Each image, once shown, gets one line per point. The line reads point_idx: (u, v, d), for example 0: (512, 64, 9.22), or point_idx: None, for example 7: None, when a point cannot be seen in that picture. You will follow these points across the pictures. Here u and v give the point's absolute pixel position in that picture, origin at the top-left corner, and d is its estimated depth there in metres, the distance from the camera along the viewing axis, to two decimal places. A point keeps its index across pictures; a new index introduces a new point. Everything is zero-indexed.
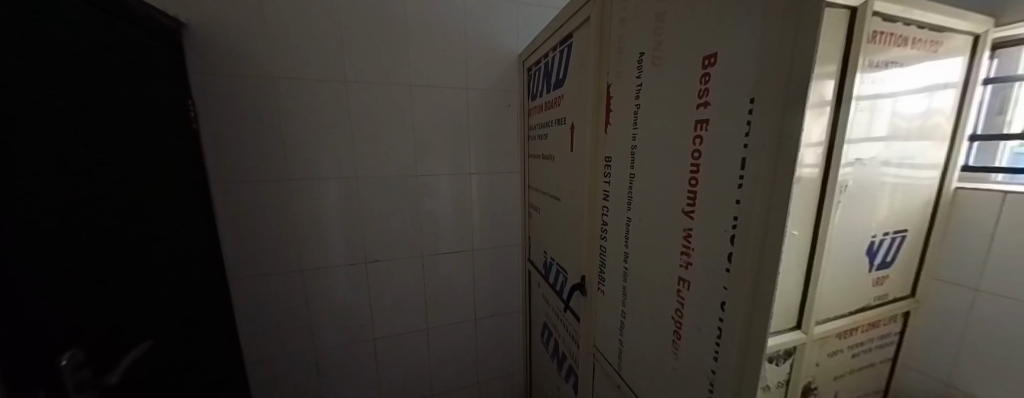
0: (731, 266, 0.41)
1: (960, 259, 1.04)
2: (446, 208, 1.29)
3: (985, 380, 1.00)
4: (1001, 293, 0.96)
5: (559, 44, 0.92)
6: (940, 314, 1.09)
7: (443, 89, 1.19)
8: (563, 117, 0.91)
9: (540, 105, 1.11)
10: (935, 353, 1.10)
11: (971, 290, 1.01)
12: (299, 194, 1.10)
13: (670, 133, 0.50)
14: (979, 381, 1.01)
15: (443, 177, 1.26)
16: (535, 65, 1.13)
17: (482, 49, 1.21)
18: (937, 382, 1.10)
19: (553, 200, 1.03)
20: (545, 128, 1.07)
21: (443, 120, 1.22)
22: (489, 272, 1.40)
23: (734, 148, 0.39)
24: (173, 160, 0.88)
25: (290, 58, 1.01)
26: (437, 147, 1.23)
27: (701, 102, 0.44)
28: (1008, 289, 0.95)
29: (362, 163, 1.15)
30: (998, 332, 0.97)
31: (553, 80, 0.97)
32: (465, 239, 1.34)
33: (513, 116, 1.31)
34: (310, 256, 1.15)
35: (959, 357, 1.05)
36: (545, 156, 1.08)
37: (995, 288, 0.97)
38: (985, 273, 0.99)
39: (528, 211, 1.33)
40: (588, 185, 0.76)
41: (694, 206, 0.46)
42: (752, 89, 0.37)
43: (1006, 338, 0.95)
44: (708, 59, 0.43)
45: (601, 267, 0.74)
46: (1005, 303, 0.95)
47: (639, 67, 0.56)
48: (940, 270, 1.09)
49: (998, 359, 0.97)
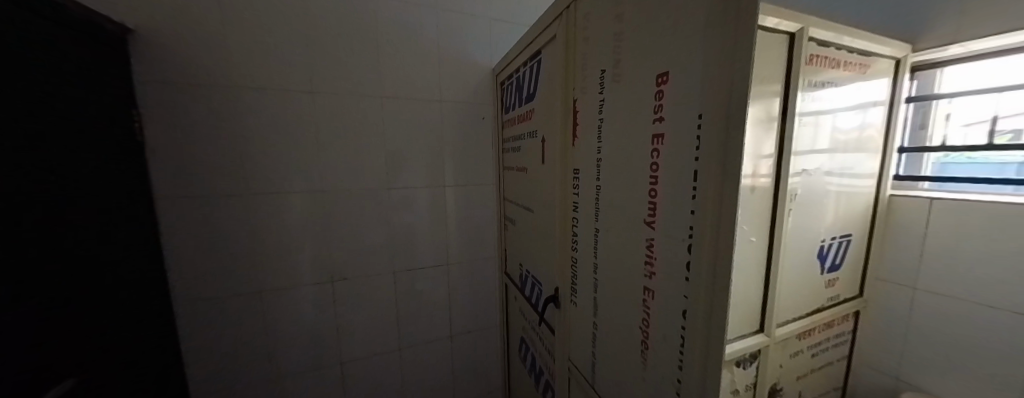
0: (689, 274, 0.42)
1: (898, 261, 1.14)
2: (420, 222, 1.26)
3: (927, 371, 1.08)
4: (933, 290, 1.06)
5: (529, 60, 0.95)
6: (885, 313, 1.18)
7: (416, 101, 1.18)
8: (534, 130, 0.92)
9: (512, 118, 1.12)
10: (884, 350, 1.18)
11: (910, 289, 1.11)
12: (259, 210, 1.03)
13: (630, 147, 0.52)
14: (922, 373, 1.09)
15: (417, 190, 1.24)
16: (507, 80, 1.15)
17: (455, 63, 1.22)
18: (887, 376, 1.18)
19: (527, 212, 1.03)
20: (517, 141, 1.08)
21: (416, 132, 1.20)
22: (464, 287, 1.37)
23: (687, 160, 0.41)
24: (111, 174, 0.80)
25: (251, 68, 0.97)
26: (410, 159, 1.21)
27: (657, 116, 0.46)
28: (939, 286, 1.04)
29: (329, 176, 1.11)
30: (935, 327, 1.06)
31: (524, 94, 0.99)
32: (440, 252, 1.31)
33: (487, 129, 1.31)
34: (270, 275, 1.08)
35: (904, 352, 1.13)
36: (518, 167, 1.09)
37: (929, 286, 1.07)
38: (920, 272, 1.08)
39: (503, 223, 1.32)
40: (559, 197, 0.77)
41: (654, 216, 0.48)
42: (699, 105, 0.39)
43: (942, 332, 1.04)
44: (661, 77, 0.45)
45: (573, 279, 0.74)
46: (938, 300, 1.05)
47: (601, 84, 0.58)
48: (883, 271, 1.17)
49: (937, 351, 1.06)
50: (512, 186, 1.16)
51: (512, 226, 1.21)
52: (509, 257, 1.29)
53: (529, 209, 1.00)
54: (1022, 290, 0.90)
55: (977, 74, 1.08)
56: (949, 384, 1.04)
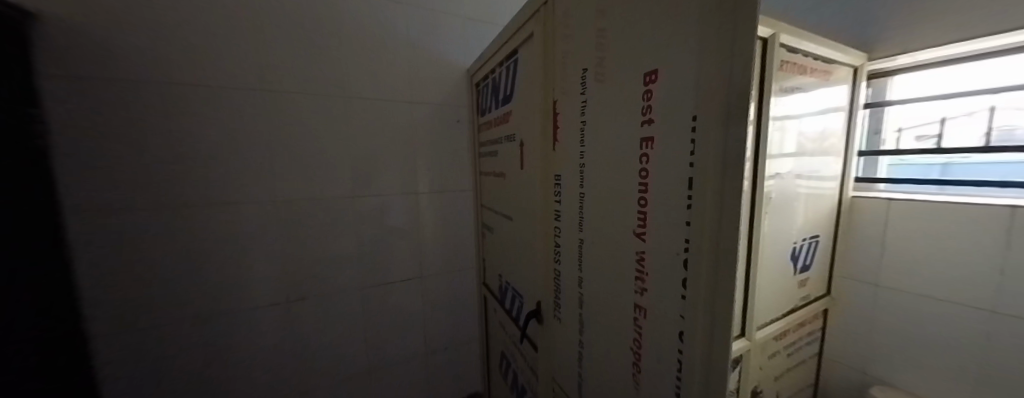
0: (686, 293, 0.38)
1: (861, 260, 1.19)
2: (392, 233, 1.16)
3: (889, 364, 1.14)
4: (894, 286, 1.11)
5: (505, 60, 0.90)
6: (850, 309, 1.23)
7: (385, 103, 1.09)
8: (512, 133, 0.87)
9: (489, 121, 1.07)
10: (849, 345, 1.24)
11: (873, 286, 1.16)
12: (198, 225, 0.89)
13: (616, 151, 0.48)
14: (885, 366, 1.15)
15: (387, 199, 1.14)
16: (483, 81, 1.09)
17: (427, 62, 1.14)
18: (854, 370, 1.23)
19: (506, 220, 0.97)
20: (495, 145, 1.02)
21: (386, 135, 1.11)
22: (441, 301, 1.29)
23: (681, 166, 0.37)
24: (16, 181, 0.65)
25: (187, 60, 0.84)
26: (379, 165, 1.11)
27: (646, 118, 0.42)
28: (899, 283, 1.10)
29: (285, 185, 0.99)
30: (896, 321, 1.12)
31: (501, 96, 0.94)
32: (414, 264, 1.22)
33: (463, 132, 1.25)
34: (215, 299, 0.94)
35: (868, 346, 1.19)
36: (496, 173, 1.03)
37: (890, 283, 1.12)
38: (880, 270, 1.14)
39: (481, 231, 1.26)
40: (540, 204, 0.72)
41: (645, 227, 0.43)
42: (693, 106, 0.35)
43: (902, 326, 1.10)
44: (649, 75, 0.41)
45: (556, 293, 0.69)
46: (898, 296, 1.11)
47: (583, 84, 0.54)
48: (847, 270, 1.23)
49: (898, 345, 1.12)
50: (490, 193, 1.10)
51: (490, 234, 1.15)
52: (487, 267, 1.23)
53: (508, 216, 0.95)
54: (973, 284, 0.96)
55: (923, 83, 1.17)
56: (909, 374, 1.10)
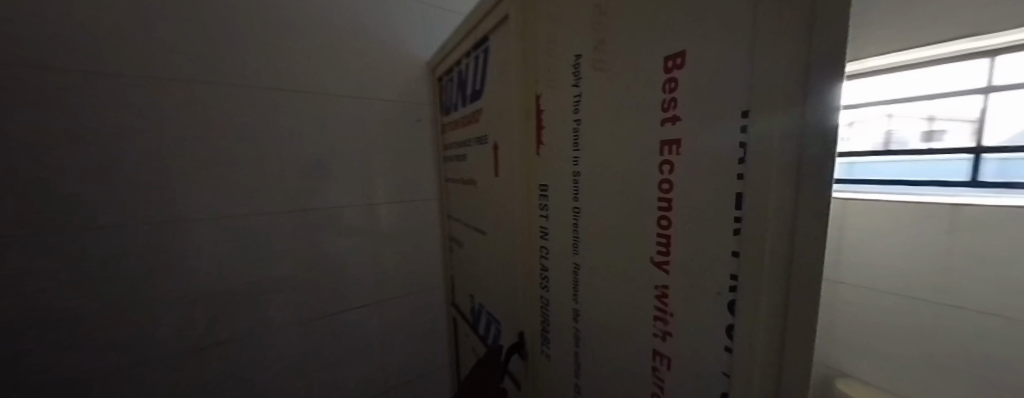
0: (732, 345, 0.29)
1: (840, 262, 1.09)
2: (340, 253, 0.97)
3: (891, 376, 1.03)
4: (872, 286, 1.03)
5: (472, 50, 0.77)
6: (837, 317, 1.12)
7: (327, 98, 0.91)
8: (483, 135, 0.75)
9: (455, 121, 0.93)
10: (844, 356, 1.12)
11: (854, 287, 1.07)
12: (68, 255, 0.68)
13: (624, 157, 0.38)
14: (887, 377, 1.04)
15: (332, 213, 0.95)
16: (446, 75, 0.96)
17: (379, 51, 0.97)
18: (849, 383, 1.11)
19: (479, 234, 0.85)
20: (463, 149, 0.89)
21: (329, 137, 0.92)
22: (404, 326, 1.12)
23: (723, 177, 0.28)
24: None
25: (36, 35, 0.62)
26: (321, 173, 0.92)
27: (667, 115, 0.33)
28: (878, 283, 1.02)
29: (192, 201, 0.77)
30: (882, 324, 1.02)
31: (468, 92, 0.81)
32: (370, 288, 1.04)
33: (425, 134, 1.09)
34: (96, 349, 0.72)
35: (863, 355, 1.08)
36: (465, 180, 0.90)
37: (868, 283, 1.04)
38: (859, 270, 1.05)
39: (449, 246, 1.11)
40: (522, 219, 0.61)
41: (668, 254, 0.34)
42: (743, 97, 0.26)
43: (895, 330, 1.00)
44: (671, 60, 0.32)
45: (544, 325, 0.59)
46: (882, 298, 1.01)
47: (576, 74, 0.44)
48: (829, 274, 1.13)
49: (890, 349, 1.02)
50: (459, 203, 0.97)
51: (459, 249, 1.01)
52: (457, 285, 1.09)
53: (481, 231, 0.82)
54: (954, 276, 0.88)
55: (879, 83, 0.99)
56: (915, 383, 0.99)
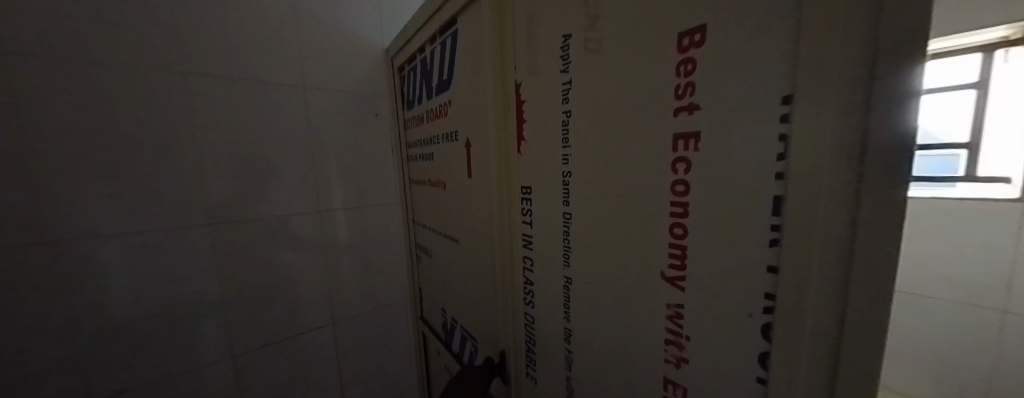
0: (766, 376, 0.24)
1: None
2: (286, 270, 0.83)
3: None
4: None
5: (438, 34, 0.68)
6: None
7: (263, 86, 0.76)
8: (452, 131, 0.67)
9: (419, 116, 0.83)
10: None
11: None
12: None
13: (627, 154, 0.33)
14: None
15: (275, 224, 0.80)
16: (407, 65, 0.85)
17: (326, 32, 0.83)
18: None
19: (450, 242, 0.76)
20: (429, 148, 0.79)
21: (267, 134, 0.77)
22: (365, 348, 0.99)
23: (754, 178, 0.24)
24: None
25: None
26: (259, 177, 0.77)
27: (681, 104, 0.28)
28: None
29: (68, 217, 0.59)
30: None
31: (433, 83, 0.72)
32: (322, 309, 0.90)
33: (384, 131, 0.97)
34: None
35: None
36: (432, 182, 0.81)
37: None
38: None
39: (416, 255, 1.00)
40: (500, 226, 0.54)
41: (682, 269, 0.29)
42: (782, 80, 0.22)
43: None
44: (685, 37, 0.27)
45: (528, 346, 0.53)
46: None
47: (564, 57, 0.38)
48: None
49: None
50: (425, 207, 0.87)
51: (428, 259, 0.92)
52: (425, 298, 0.99)
53: (453, 238, 0.74)
54: None
55: None
56: None
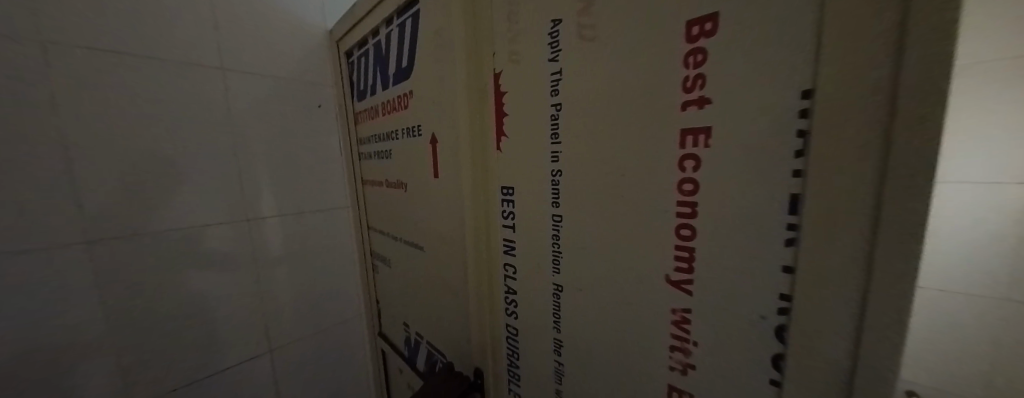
0: (780, 377, 0.24)
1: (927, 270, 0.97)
2: (206, 294, 0.68)
3: None
4: None
5: (394, 16, 0.60)
6: None
7: (166, 66, 0.60)
8: (413, 125, 0.60)
9: (372, 108, 0.74)
10: None
11: None
12: None
13: (626, 152, 0.31)
14: None
15: (189, 238, 0.65)
16: (357, 51, 0.75)
17: (252, 4, 0.69)
18: None
19: (413, 250, 0.68)
20: (385, 145, 0.71)
21: (174, 125, 0.62)
22: (312, 375, 0.86)
23: (769, 175, 0.23)
24: None
25: None
26: (162, 179, 0.61)
27: (690, 98, 0.26)
28: None
29: None
30: None
31: (390, 71, 0.64)
32: (255, 336, 0.75)
33: (328, 124, 0.84)
34: None
35: None
36: (390, 182, 0.72)
37: None
38: None
39: (372, 266, 0.90)
40: (474, 230, 0.49)
41: (690, 272, 0.28)
42: (803, 73, 0.21)
43: None
44: (694, 27, 0.25)
45: (512, 358, 0.49)
46: None
47: (553, 44, 0.35)
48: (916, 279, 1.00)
49: None
50: (383, 211, 0.78)
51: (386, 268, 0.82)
52: (384, 312, 0.89)
53: (416, 245, 0.66)
54: None
55: None
56: None
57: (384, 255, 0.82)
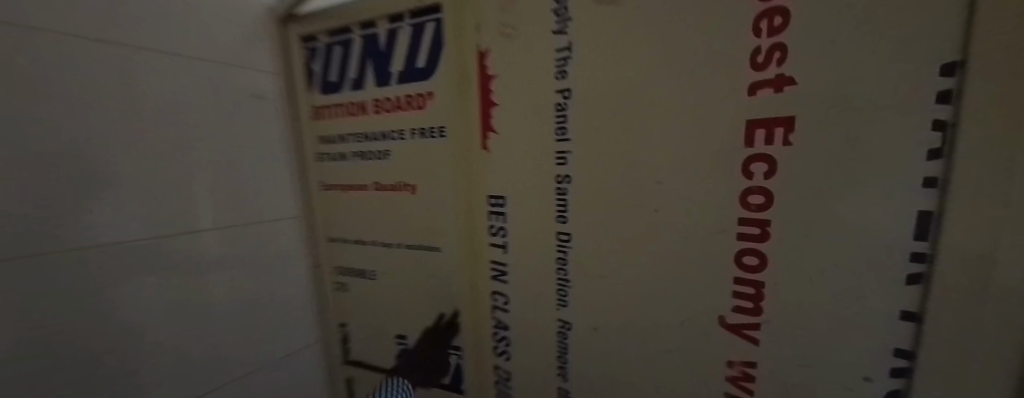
0: (916, 324, 0.29)
1: None
2: (131, 332, 0.52)
3: None
4: None
5: (408, 12, 0.55)
6: None
7: (74, 37, 0.45)
8: (421, 124, 0.58)
9: (343, 104, 0.67)
10: None
11: None
12: None
13: (683, 129, 0.38)
14: None
15: (106, 263, 0.49)
16: (323, 38, 0.66)
17: None
18: None
19: (399, 246, 0.67)
20: (376, 144, 0.65)
21: (86, 116, 0.47)
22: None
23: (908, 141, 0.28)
24: None
25: None
26: (69, 188, 0.45)
27: (770, 73, 0.33)
28: None
29: None
30: None
31: (393, 69, 0.58)
32: (188, 384, 0.59)
33: (271, 119, 0.70)
34: None
35: None
36: (364, 183, 0.68)
37: None
38: None
39: (337, 284, 0.79)
40: (466, 228, 0.58)
41: (756, 317, 0.37)
42: (944, 58, 0.25)
43: None
44: (761, 8, 0.32)
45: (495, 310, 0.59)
46: None
47: (560, 30, 0.44)
48: None
49: None
50: (357, 217, 0.71)
51: (357, 280, 0.74)
52: (354, 334, 0.79)
53: (422, 246, 0.64)
54: None
55: None
56: None
57: (353, 268, 0.75)
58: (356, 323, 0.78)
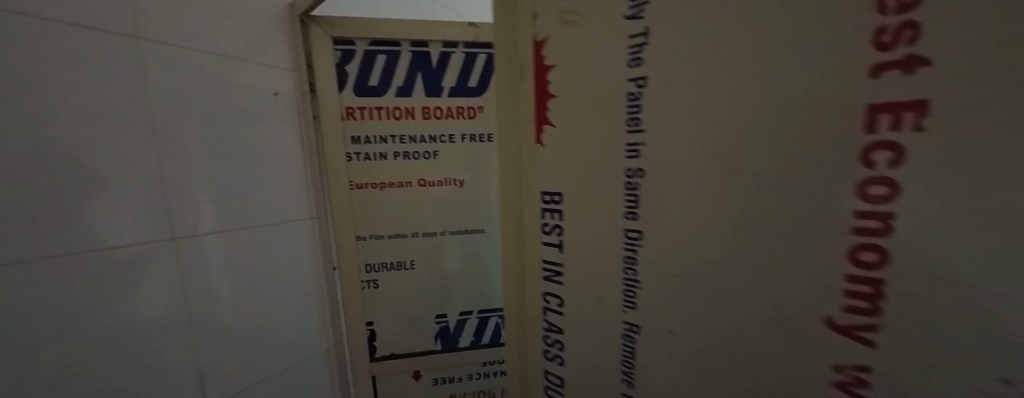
0: None
1: None
2: (141, 336, 0.52)
3: None
4: None
5: (462, 43, 0.76)
6: None
7: (94, 42, 0.46)
8: (474, 131, 0.79)
9: (385, 108, 0.75)
10: None
11: None
12: None
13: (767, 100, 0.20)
14: None
15: (101, 268, 0.48)
16: (361, 44, 0.72)
17: None
18: None
19: (444, 228, 0.83)
20: (422, 146, 0.78)
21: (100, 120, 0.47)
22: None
23: None
24: None
25: None
26: (78, 191, 0.46)
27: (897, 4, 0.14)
28: None
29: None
30: None
31: (446, 83, 0.76)
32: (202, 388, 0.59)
33: (288, 119, 0.69)
34: None
35: None
36: (409, 181, 0.79)
37: None
38: None
39: (365, 283, 0.81)
40: (511, 231, 0.42)
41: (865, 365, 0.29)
42: None
43: None
44: None
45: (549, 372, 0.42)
46: None
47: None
48: None
49: None
50: (388, 213, 0.79)
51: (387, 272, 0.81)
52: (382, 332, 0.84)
53: (463, 229, 0.84)
54: None
55: None
56: None
57: (387, 262, 0.81)
58: (383, 319, 0.84)
